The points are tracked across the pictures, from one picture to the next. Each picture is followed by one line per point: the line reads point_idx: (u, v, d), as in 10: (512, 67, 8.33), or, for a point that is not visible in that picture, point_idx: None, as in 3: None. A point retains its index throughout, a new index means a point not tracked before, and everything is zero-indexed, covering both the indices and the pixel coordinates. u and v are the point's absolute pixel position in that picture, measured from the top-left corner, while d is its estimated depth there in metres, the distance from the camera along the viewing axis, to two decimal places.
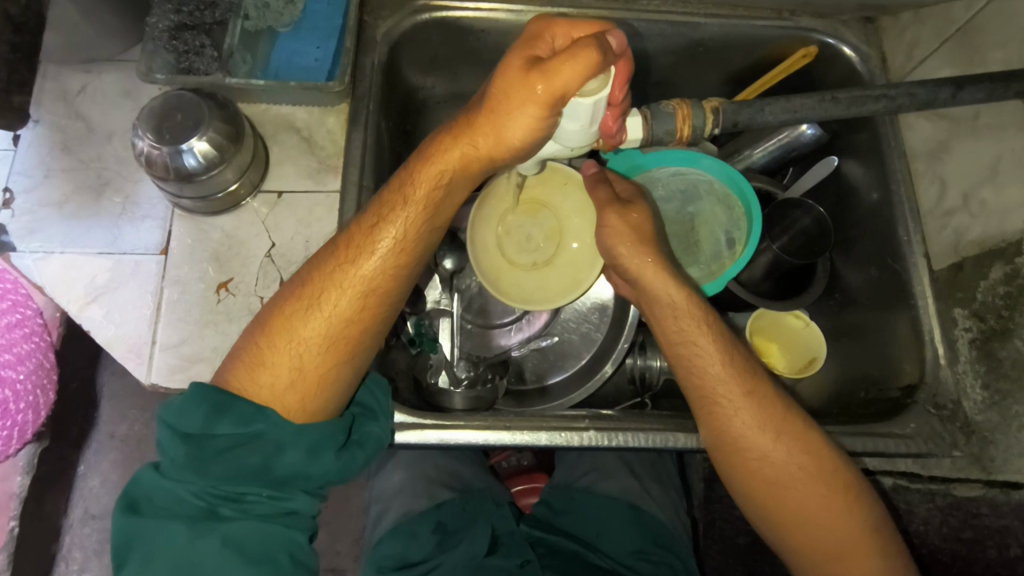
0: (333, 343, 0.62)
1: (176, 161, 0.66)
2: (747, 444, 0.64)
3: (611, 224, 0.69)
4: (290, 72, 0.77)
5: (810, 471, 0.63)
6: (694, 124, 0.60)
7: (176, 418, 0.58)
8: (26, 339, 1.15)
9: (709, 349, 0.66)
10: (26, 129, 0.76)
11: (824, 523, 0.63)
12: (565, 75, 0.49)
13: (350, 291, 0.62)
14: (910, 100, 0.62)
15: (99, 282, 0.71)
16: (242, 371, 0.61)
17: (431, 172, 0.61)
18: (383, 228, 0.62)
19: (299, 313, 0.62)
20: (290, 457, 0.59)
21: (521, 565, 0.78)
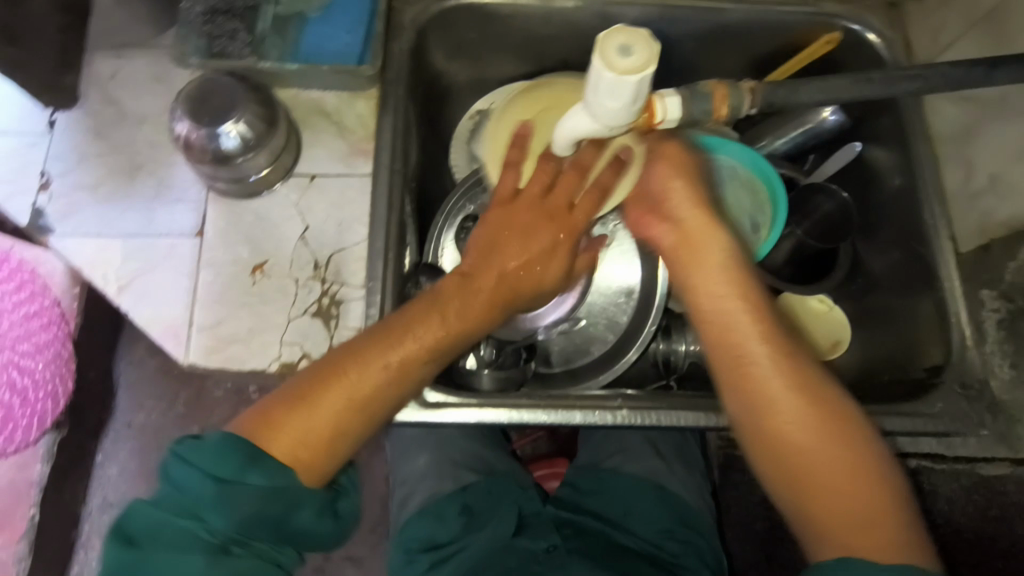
0: (362, 411, 0.61)
1: (214, 144, 0.67)
2: (763, 389, 0.57)
3: (660, 169, 0.64)
4: (321, 56, 0.77)
5: (830, 430, 0.56)
6: (731, 104, 0.61)
7: (202, 457, 0.54)
8: (44, 329, 1.26)
9: (731, 292, 0.59)
10: (62, 114, 0.76)
11: (853, 515, 0.54)
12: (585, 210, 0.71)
13: (393, 366, 0.62)
14: (943, 80, 0.62)
15: (135, 264, 0.72)
16: (265, 424, 0.58)
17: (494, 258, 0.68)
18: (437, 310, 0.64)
19: (340, 375, 0.60)
20: (302, 516, 0.57)
21: (547, 549, 0.79)
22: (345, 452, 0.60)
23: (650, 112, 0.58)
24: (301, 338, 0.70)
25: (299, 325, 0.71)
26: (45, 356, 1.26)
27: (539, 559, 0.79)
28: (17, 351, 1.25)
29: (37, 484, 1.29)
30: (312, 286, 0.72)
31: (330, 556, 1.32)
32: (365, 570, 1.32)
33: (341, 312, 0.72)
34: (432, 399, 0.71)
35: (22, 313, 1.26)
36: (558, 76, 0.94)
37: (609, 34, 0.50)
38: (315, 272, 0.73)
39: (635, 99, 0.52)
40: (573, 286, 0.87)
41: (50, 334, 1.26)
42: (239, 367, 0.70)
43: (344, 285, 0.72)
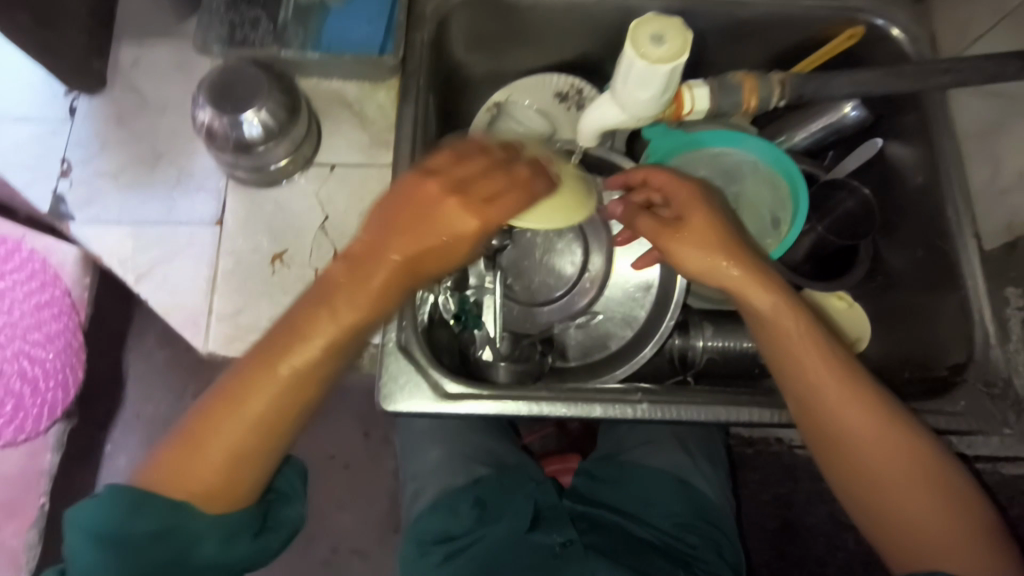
0: (250, 437, 0.59)
1: (236, 132, 0.67)
2: (850, 441, 0.64)
3: (678, 252, 0.67)
4: (344, 46, 0.76)
5: (912, 471, 0.63)
6: (760, 96, 0.73)
7: (92, 520, 0.57)
8: (56, 319, 1.25)
9: (813, 360, 0.64)
10: (82, 102, 0.76)
11: (933, 534, 0.62)
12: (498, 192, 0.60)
13: (277, 386, 0.58)
14: (975, 74, 0.69)
15: (155, 252, 0.72)
16: (165, 468, 0.59)
17: (371, 259, 0.59)
18: (317, 325, 0.59)
19: (230, 409, 0.58)
20: (206, 549, 0.59)
21: (562, 544, 0.78)
22: (255, 478, 0.61)
23: (678, 104, 0.71)
24: None
25: None
26: (56, 346, 1.26)
27: (555, 552, 0.78)
28: (28, 340, 1.24)
29: (46, 473, 1.30)
30: None
31: (338, 549, 1.32)
32: (373, 563, 1.32)
33: None
34: (451, 391, 0.70)
35: (35, 302, 1.25)
36: (576, 69, 0.93)
37: (643, 22, 0.55)
38: None
39: (665, 89, 0.58)
40: (589, 281, 0.89)
41: (62, 323, 1.25)
42: None
43: None
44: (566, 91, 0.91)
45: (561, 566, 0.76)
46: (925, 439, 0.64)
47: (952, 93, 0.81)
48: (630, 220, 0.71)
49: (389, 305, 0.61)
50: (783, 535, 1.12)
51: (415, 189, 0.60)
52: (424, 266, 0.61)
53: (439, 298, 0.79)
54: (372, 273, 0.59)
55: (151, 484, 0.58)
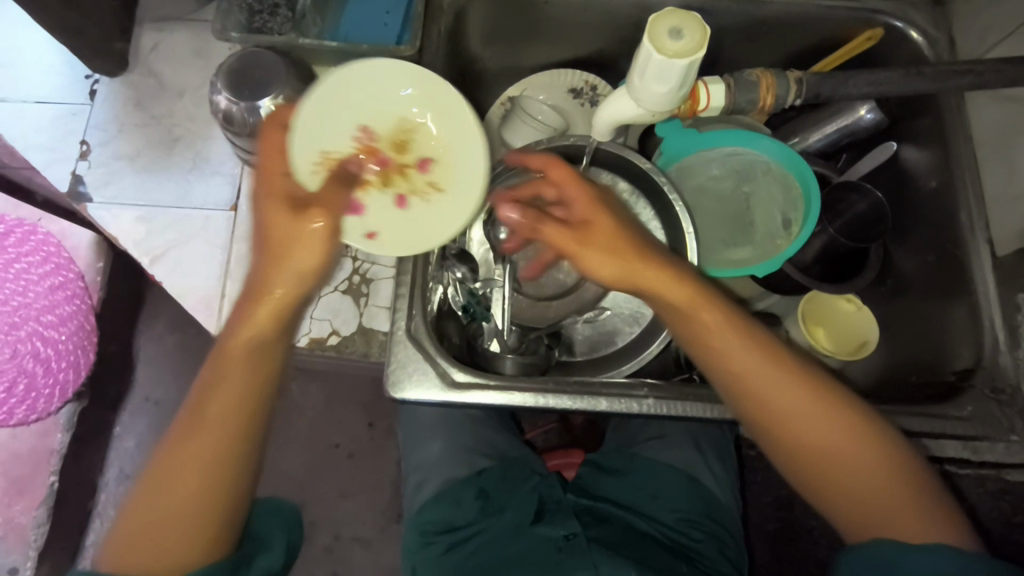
0: (208, 489, 0.59)
1: (253, 116, 0.67)
2: (784, 425, 0.64)
3: (588, 256, 0.63)
4: (361, 37, 0.78)
5: (848, 446, 0.63)
6: (776, 93, 0.73)
7: None
8: (69, 301, 1.28)
9: (731, 346, 0.64)
10: (102, 84, 0.77)
11: (871, 495, 0.62)
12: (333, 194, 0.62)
13: (212, 421, 0.59)
14: (996, 76, 0.69)
15: (170, 236, 0.73)
16: (117, 551, 0.58)
17: (259, 287, 0.59)
18: (223, 362, 0.60)
19: (171, 466, 0.59)
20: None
21: (566, 537, 0.78)
22: (220, 521, 0.60)
23: (694, 99, 0.71)
24: (331, 315, 0.72)
25: (329, 301, 0.73)
26: (70, 328, 1.27)
27: (558, 546, 0.77)
28: (43, 322, 1.26)
29: (57, 452, 1.32)
30: (344, 263, 0.75)
31: (339, 537, 1.33)
32: (373, 552, 1.33)
33: (371, 290, 0.74)
34: (460, 380, 0.70)
35: (49, 284, 1.28)
36: (591, 65, 0.93)
37: (659, 19, 0.55)
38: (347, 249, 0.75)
39: (683, 85, 0.59)
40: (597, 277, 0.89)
41: (75, 305, 1.28)
42: None
43: (376, 263, 0.75)
44: (581, 86, 0.92)
45: (562, 561, 0.75)
46: (845, 403, 0.64)
47: (970, 97, 0.81)
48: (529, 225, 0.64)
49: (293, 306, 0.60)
50: (785, 537, 1.12)
51: (269, 218, 0.59)
52: (314, 250, 0.59)
53: (448, 289, 0.79)
54: (258, 300, 0.59)
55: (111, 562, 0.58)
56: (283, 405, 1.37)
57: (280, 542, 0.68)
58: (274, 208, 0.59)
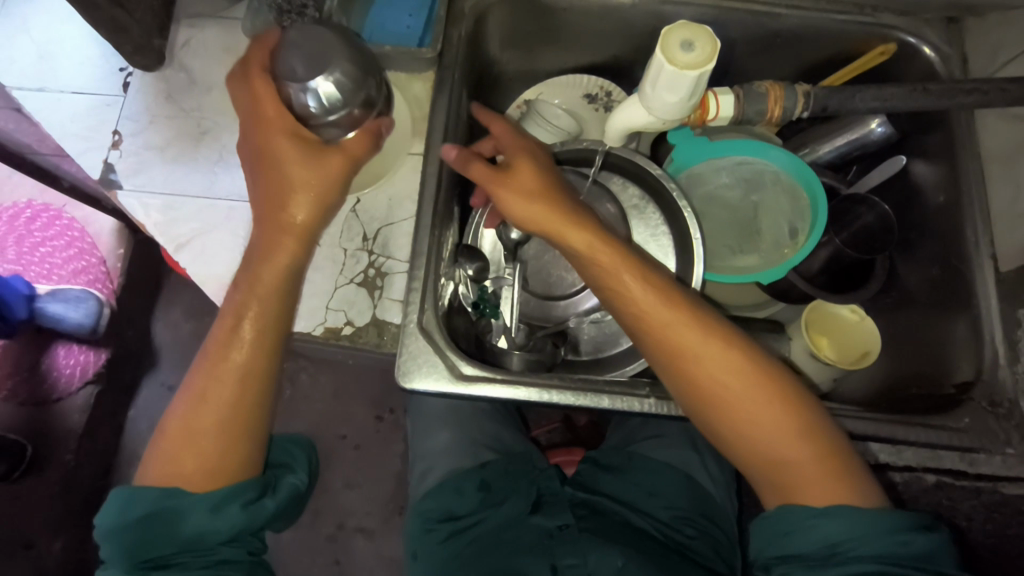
0: (234, 414, 0.65)
1: (298, 98, 0.65)
2: (689, 379, 0.65)
3: (506, 199, 0.69)
4: (384, 36, 0.81)
5: (749, 403, 0.64)
6: (785, 105, 0.75)
7: (109, 523, 0.62)
8: (91, 285, 1.36)
9: (633, 295, 0.66)
10: (136, 78, 0.80)
11: (774, 453, 0.63)
12: (356, 146, 0.69)
13: (242, 331, 0.66)
14: (1001, 95, 0.70)
15: (195, 225, 0.76)
16: (158, 464, 0.64)
17: (279, 203, 0.67)
18: (240, 313, 0.66)
19: (207, 378, 0.65)
20: (195, 518, 0.62)
21: (559, 527, 0.81)
22: (253, 441, 0.66)
23: (704, 109, 0.73)
24: (346, 306, 0.75)
25: (344, 293, 0.76)
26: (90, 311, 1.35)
27: (550, 534, 0.80)
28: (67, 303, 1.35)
29: (72, 433, 1.34)
30: (360, 256, 0.77)
31: (342, 526, 1.36)
32: (376, 543, 1.35)
33: (385, 283, 0.76)
34: (467, 372, 0.73)
35: (73, 268, 1.36)
36: (605, 72, 0.95)
37: (672, 30, 0.57)
38: (364, 244, 0.77)
39: (692, 94, 0.61)
40: None
41: (96, 289, 1.35)
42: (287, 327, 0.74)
43: (390, 258, 0.77)
44: (595, 91, 0.94)
45: (553, 545, 0.78)
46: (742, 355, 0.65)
47: (980, 114, 0.82)
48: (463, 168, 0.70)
49: (312, 227, 0.68)
50: None
51: (269, 143, 0.66)
52: (333, 182, 0.67)
53: (457, 286, 0.82)
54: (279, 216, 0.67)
55: (152, 478, 0.64)
56: (293, 394, 1.40)
57: (299, 468, 0.73)
58: (283, 142, 0.66)
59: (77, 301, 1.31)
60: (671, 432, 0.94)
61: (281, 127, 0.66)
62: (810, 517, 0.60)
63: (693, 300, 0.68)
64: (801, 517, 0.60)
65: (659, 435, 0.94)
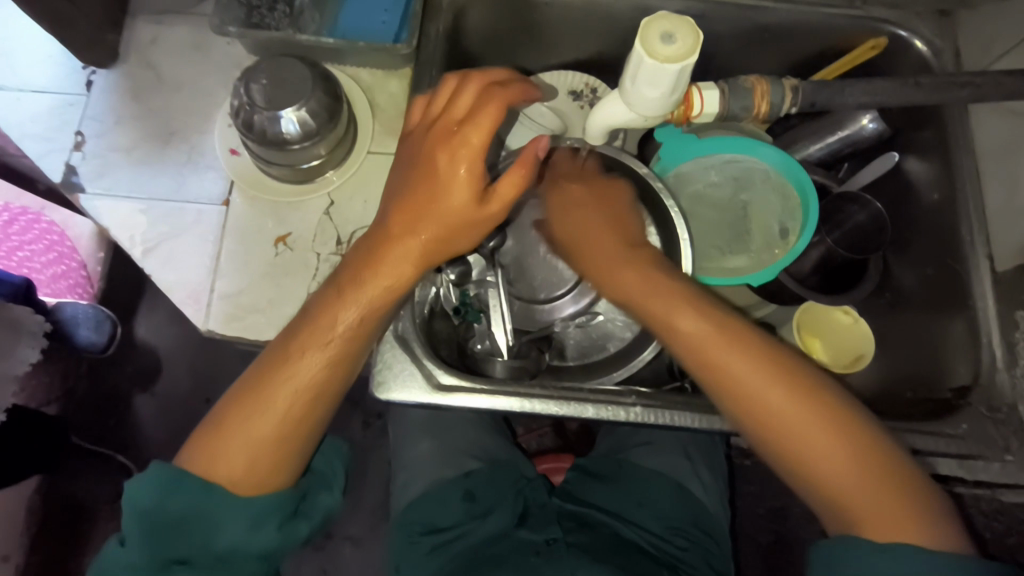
0: (290, 424, 0.61)
1: (274, 127, 0.67)
2: (748, 406, 0.61)
3: (576, 222, 0.75)
4: (358, 33, 0.78)
5: (812, 430, 0.59)
6: (771, 101, 0.71)
7: (143, 499, 0.58)
8: (72, 290, 1.28)
9: (686, 315, 0.65)
10: (100, 77, 0.77)
11: (844, 490, 0.58)
12: (507, 191, 0.61)
13: (331, 344, 0.60)
14: (995, 89, 0.68)
15: (160, 229, 0.73)
16: (201, 453, 0.60)
17: (407, 219, 0.61)
18: (332, 319, 0.61)
19: (269, 380, 0.60)
20: (233, 530, 0.58)
21: (546, 542, 0.77)
22: (298, 454, 0.62)
23: (688, 105, 0.69)
24: None
25: None
26: None
27: (537, 550, 0.76)
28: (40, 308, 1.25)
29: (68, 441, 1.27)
30: (333, 261, 0.73)
31: (330, 535, 1.33)
32: (363, 552, 1.32)
33: None
34: (444, 382, 0.70)
35: (52, 273, 1.24)
36: (590, 69, 0.93)
37: (652, 21, 0.55)
38: (337, 248, 0.73)
39: (675, 89, 0.58)
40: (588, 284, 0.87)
41: (77, 295, 1.29)
42: (257, 337, 0.70)
43: None
44: (581, 88, 0.90)
45: (539, 564, 0.74)
46: (803, 376, 0.61)
47: (973, 109, 0.80)
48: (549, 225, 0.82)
49: (433, 254, 0.62)
50: (778, 551, 1.11)
51: (444, 161, 0.60)
52: (472, 217, 0.60)
53: (439, 290, 0.78)
54: (405, 232, 0.61)
55: (190, 465, 0.60)
56: None
57: (338, 487, 0.67)
58: (461, 181, 0.59)
59: (77, 317, 1.22)
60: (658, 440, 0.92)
61: (468, 154, 0.59)
62: (872, 555, 0.55)
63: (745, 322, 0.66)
64: (862, 555, 0.55)
65: (649, 444, 0.91)
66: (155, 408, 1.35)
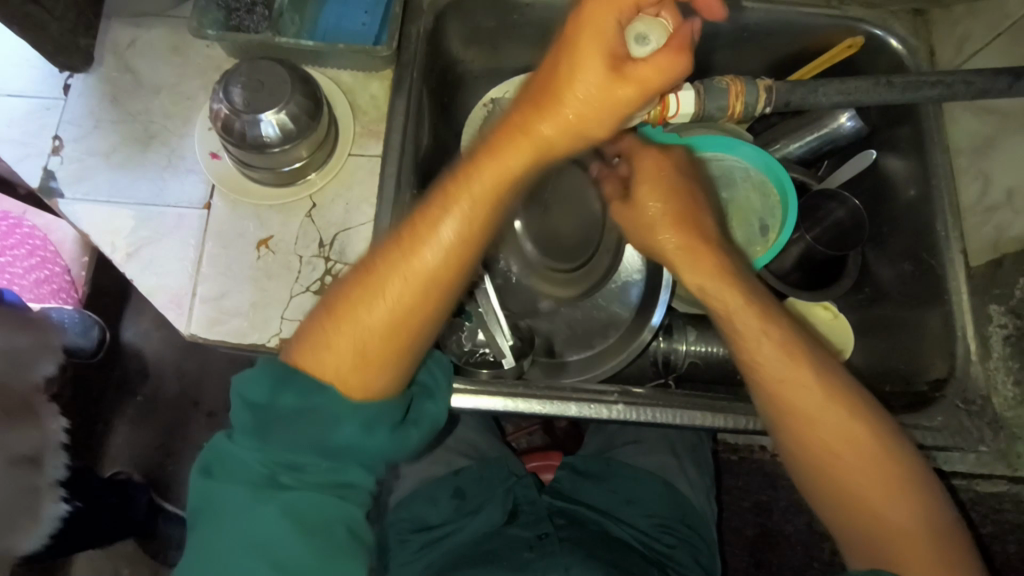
0: (405, 325, 0.56)
1: (254, 130, 0.67)
2: (807, 427, 0.62)
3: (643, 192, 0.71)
4: (338, 34, 0.78)
5: (862, 460, 0.60)
6: (746, 101, 0.69)
7: (251, 392, 0.52)
8: (56, 296, 1.21)
9: (756, 331, 0.65)
10: (78, 81, 0.76)
11: (886, 523, 0.59)
12: (660, 69, 0.51)
13: (446, 236, 0.56)
14: (966, 87, 0.68)
15: (140, 234, 0.72)
16: (312, 349, 0.55)
17: (531, 110, 0.55)
18: (458, 202, 0.57)
19: (381, 269, 0.56)
20: (346, 430, 0.52)
21: (537, 537, 0.76)
22: (410, 356, 0.57)
23: (662, 106, 0.66)
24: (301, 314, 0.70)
25: (300, 302, 0.71)
26: None
27: (530, 545, 0.75)
28: None
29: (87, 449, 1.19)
30: (316, 263, 0.73)
31: None
32: None
33: None
34: None
35: (34, 278, 1.16)
36: None
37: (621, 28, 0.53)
38: (320, 250, 0.73)
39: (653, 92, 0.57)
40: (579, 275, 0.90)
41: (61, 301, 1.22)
42: (239, 341, 0.70)
43: (348, 264, 0.73)
44: None
45: (532, 559, 0.72)
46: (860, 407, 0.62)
47: (947, 107, 0.81)
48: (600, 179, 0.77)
49: (556, 151, 0.56)
50: (764, 543, 1.13)
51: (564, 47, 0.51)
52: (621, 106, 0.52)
53: None
54: (528, 121, 0.55)
55: (298, 360, 0.55)
56: None
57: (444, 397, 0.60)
58: (592, 52, 0.50)
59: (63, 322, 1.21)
60: (643, 439, 0.93)
61: (591, 45, 0.50)
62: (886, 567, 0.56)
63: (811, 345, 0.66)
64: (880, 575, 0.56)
65: (636, 442, 0.93)
66: (143, 411, 1.35)
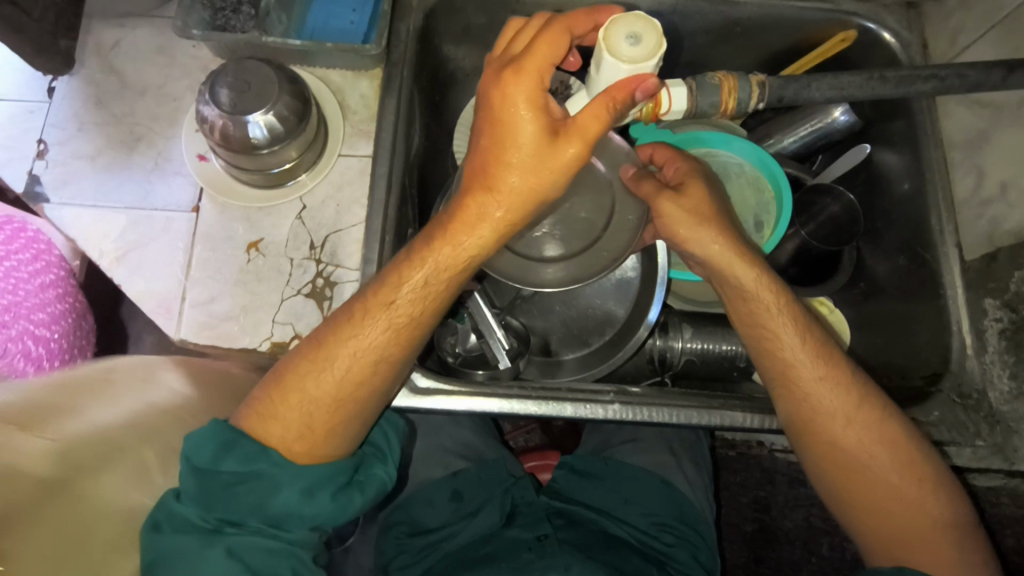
0: (347, 396, 0.61)
1: (240, 131, 0.66)
2: (829, 432, 0.66)
3: (669, 214, 0.67)
4: (325, 33, 0.77)
5: (882, 466, 0.65)
6: (739, 97, 0.67)
7: (194, 454, 0.57)
8: (61, 299, 0.92)
9: (788, 337, 0.66)
10: (62, 83, 0.75)
11: (905, 524, 0.64)
12: (591, 124, 0.54)
13: (390, 314, 0.60)
14: (959, 81, 0.67)
15: (127, 238, 0.71)
16: (259, 418, 0.61)
17: (485, 195, 0.57)
18: (402, 282, 0.60)
19: (329, 348, 0.61)
20: (286, 497, 0.58)
21: (537, 539, 0.78)
22: (357, 422, 0.63)
23: (655, 103, 0.65)
24: (292, 318, 0.70)
25: (292, 305, 0.70)
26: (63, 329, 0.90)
27: (529, 546, 0.77)
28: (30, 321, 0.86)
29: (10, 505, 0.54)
30: (307, 266, 0.72)
31: None
32: None
33: (334, 294, 0.71)
34: (421, 385, 0.70)
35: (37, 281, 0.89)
36: None
37: (612, 26, 0.52)
38: (311, 252, 0.72)
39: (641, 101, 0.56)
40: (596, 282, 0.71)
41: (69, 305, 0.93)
42: (231, 345, 0.69)
43: (340, 266, 0.72)
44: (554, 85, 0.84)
45: (532, 561, 0.75)
46: (887, 416, 0.66)
47: (941, 100, 0.81)
48: (635, 189, 0.71)
49: (510, 228, 0.59)
50: (763, 538, 1.13)
51: (506, 105, 0.53)
52: (567, 169, 0.55)
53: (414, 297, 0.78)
54: (482, 204, 0.57)
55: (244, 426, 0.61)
56: None
57: (393, 461, 0.67)
58: (520, 101, 0.53)
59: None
60: (639, 437, 0.92)
61: (530, 83, 0.53)
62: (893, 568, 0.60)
63: (843, 354, 0.68)
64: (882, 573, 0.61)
65: (634, 440, 0.92)
66: None
